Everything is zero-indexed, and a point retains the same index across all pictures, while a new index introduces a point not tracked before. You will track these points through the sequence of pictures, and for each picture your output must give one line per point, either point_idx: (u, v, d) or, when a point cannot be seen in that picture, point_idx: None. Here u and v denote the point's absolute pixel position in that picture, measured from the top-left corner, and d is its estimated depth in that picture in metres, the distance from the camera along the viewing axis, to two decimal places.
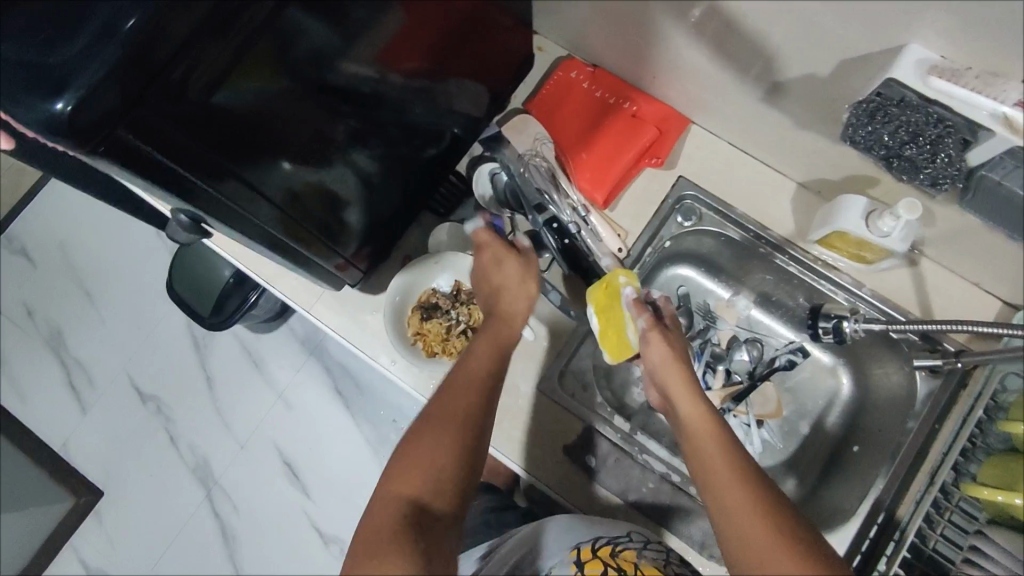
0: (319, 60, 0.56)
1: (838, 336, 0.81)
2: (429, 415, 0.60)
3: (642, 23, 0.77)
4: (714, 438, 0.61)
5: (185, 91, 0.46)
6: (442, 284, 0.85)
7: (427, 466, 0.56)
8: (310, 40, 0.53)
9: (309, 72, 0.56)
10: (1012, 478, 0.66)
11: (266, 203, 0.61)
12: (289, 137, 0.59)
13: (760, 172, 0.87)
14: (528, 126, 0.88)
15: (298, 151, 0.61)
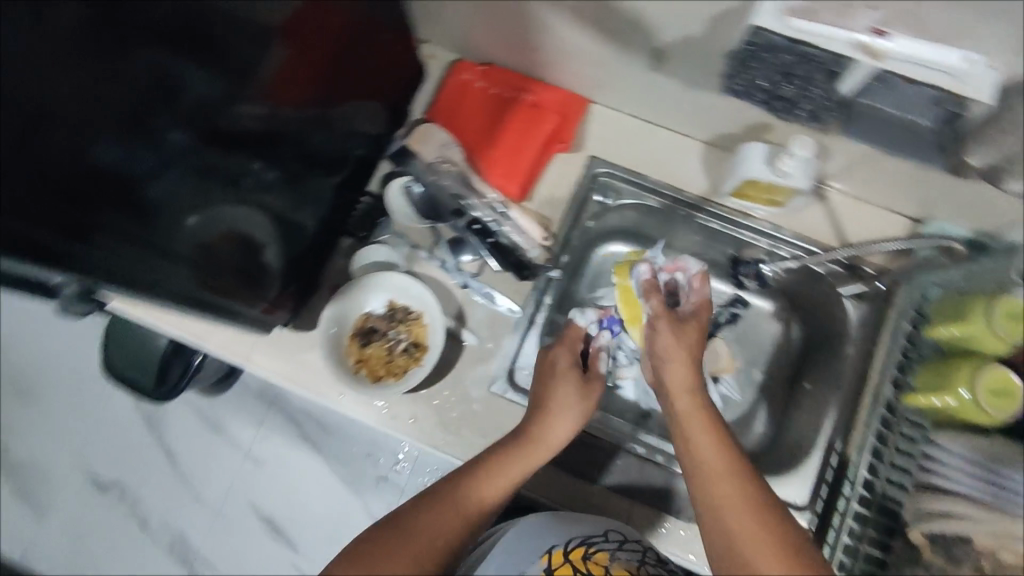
0: (202, 108, 0.61)
1: (762, 280, 0.91)
2: (457, 486, 0.57)
3: (520, 13, 0.78)
4: (704, 417, 0.60)
5: (71, 162, 0.51)
6: (375, 306, 0.83)
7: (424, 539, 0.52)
8: (189, 90, 0.59)
9: (197, 123, 0.61)
10: (941, 378, 0.71)
11: (176, 257, 0.61)
12: (190, 195, 0.62)
13: (665, 137, 0.89)
14: (430, 134, 0.87)
15: (201, 206, 0.64)
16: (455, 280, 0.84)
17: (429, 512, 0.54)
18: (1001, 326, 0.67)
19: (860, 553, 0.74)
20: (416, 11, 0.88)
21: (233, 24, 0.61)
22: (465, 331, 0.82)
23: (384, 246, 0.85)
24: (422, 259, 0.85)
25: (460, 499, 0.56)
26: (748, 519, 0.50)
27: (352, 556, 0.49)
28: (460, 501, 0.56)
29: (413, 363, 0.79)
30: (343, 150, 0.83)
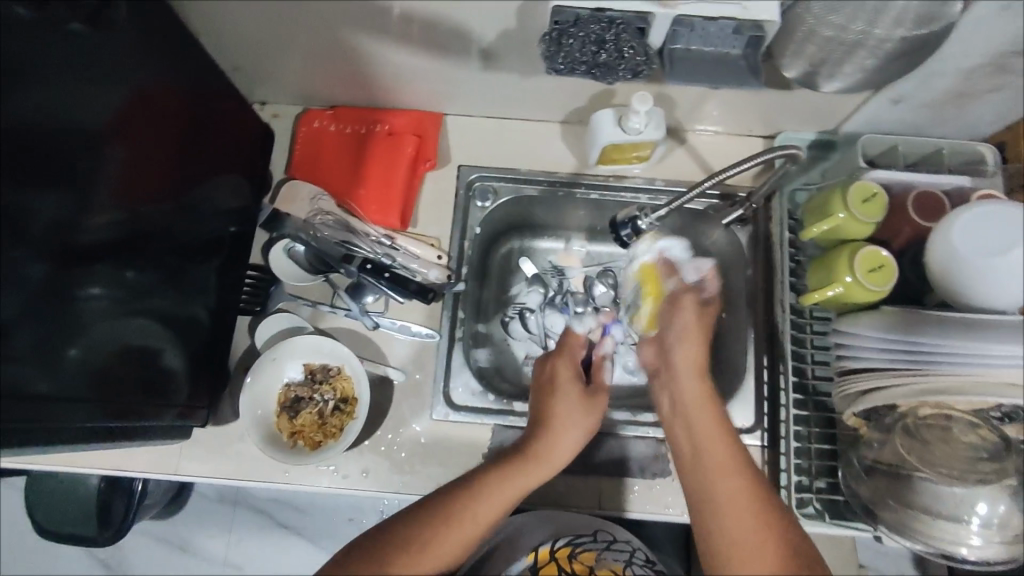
0: (58, 228, 0.57)
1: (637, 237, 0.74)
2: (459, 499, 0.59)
3: (345, 50, 0.78)
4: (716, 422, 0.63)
5: None
6: (293, 373, 0.81)
7: (429, 558, 0.55)
8: (41, 214, 0.55)
9: (55, 243, 0.57)
10: (829, 270, 0.75)
11: (69, 392, 0.60)
12: (62, 324, 0.59)
13: (524, 128, 0.91)
14: (299, 190, 0.85)
15: (79, 334, 0.61)
16: (365, 324, 0.83)
17: (428, 523, 0.57)
18: (859, 211, 0.73)
19: (811, 452, 0.78)
20: (247, 75, 0.87)
21: (70, 141, 0.57)
22: (389, 368, 0.81)
23: (284, 311, 0.83)
24: (327, 314, 0.84)
25: (461, 511, 0.58)
26: (750, 522, 0.55)
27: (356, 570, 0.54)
28: (461, 513, 0.58)
29: (347, 419, 0.78)
30: (215, 232, 0.81)
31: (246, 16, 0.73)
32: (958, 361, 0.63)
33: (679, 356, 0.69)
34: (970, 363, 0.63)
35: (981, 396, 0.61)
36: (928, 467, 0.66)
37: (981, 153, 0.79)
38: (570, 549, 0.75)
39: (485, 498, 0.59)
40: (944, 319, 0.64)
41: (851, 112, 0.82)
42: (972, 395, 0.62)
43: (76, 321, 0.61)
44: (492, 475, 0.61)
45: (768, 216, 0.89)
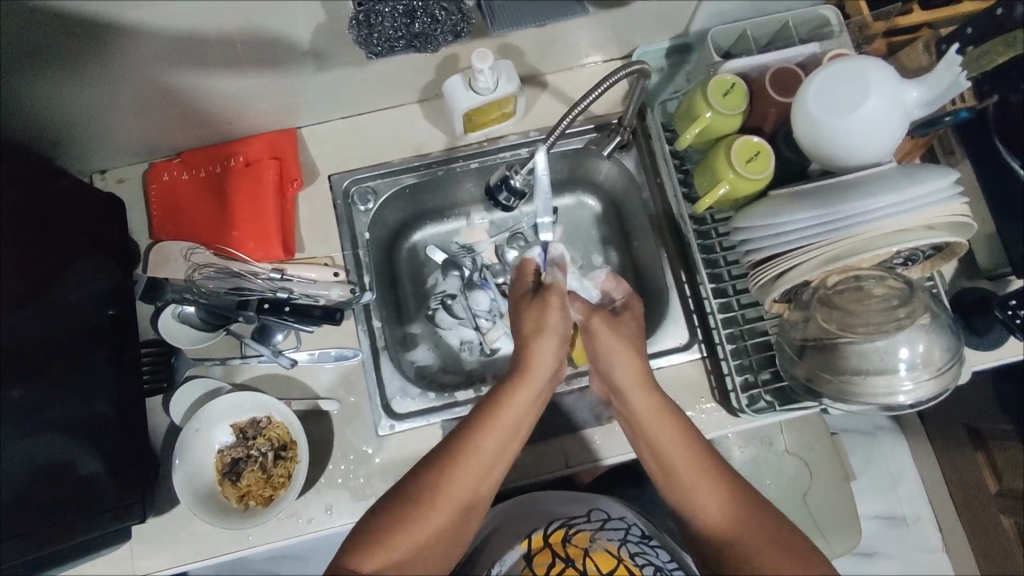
0: None
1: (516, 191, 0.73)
2: (471, 436, 0.62)
3: (164, 92, 0.72)
4: (676, 429, 0.64)
5: None
6: (224, 437, 0.76)
7: (450, 502, 0.59)
8: None
9: None
10: (712, 169, 0.74)
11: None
12: None
13: (383, 118, 0.87)
14: (168, 251, 0.79)
15: None
16: (283, 364, 0.79)
17: (441, 473, 0.60)
18: (722, 105, 0.72)
19: (748, 348, 0.79)
20: (73, 147, 0.79)
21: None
22: (321, 400, 0.78)
23: (197, 378, 0.79)
24: (240, 366, 0.80)
25: (470, 456, 0.61)
26: (713, 500, 0.61)
27: (380, 532, 0.57)
28: (471, 456, 0.61)
29: (292, 464, 0.75)
30: (95, 321, 0.75)
31: (44, 87, 0.66)
32: (849, 225, 0.63)
33: (621, 370, 0.67)
34: (862, 221, 0.62)
35: (880, 250, 0.61)
36: (850, 330, 0.67)
37: (823, 15, 0.80)
38: (565, 531, 0.71)
39: (492, 435, 0.62)
40: (819, 188, 0.65)
41: (694, 11, 0.81)
42: (872, 252, 0.62)
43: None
44: (492, 411, 0.63)
45: (647, 135, 0.89)
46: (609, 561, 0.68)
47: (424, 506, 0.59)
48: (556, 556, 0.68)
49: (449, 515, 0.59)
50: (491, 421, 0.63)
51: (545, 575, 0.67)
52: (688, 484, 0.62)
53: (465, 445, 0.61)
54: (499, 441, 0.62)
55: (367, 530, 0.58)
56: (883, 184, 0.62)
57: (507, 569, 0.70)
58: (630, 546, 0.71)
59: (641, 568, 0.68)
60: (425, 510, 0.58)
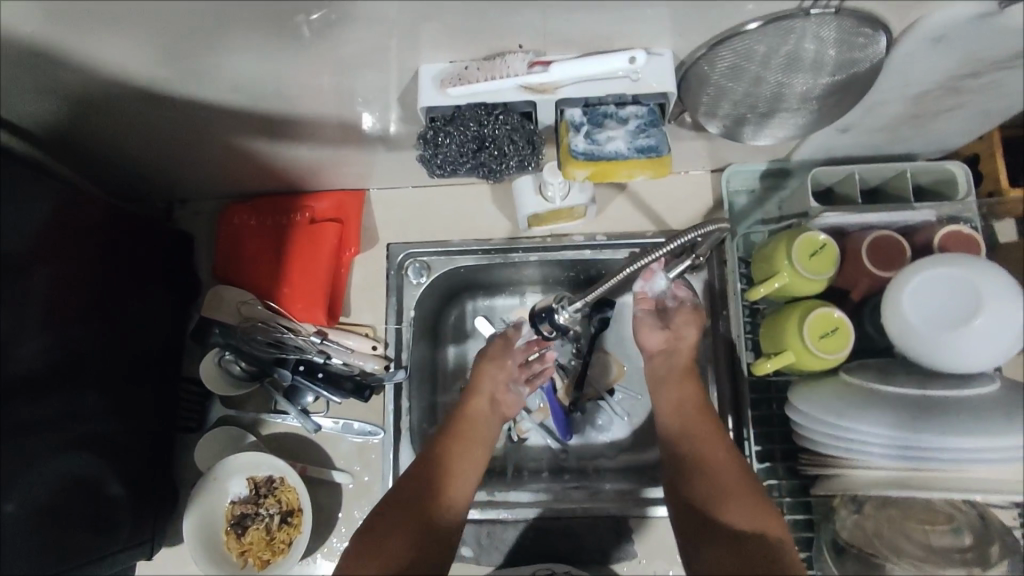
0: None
1: (560, 328, 0.72)
2: (442, 450, 0.71)
3: (246, 150, 0.74)
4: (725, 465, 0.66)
5: None
6: (238, 489, 0.78)
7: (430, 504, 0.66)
8: None
9: None
10: (780, 332, 0.67)
11: (11, 551, 0.60)
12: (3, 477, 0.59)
13: (453, 194, 0.86)
14: (224, 297, 0.82)
15: (18, 489, 0.61)
16: (307, 427, 0.79)
17: (422, 480, 0.67)
18: (805, 267, 0.65)
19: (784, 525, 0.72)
20: (158, 179, 0.83)
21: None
22: (334, 472, 0.78)
23: (227, 425, 0.81)
24: (268, 420, 0.81)
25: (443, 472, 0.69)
26: (739, 516, 0.62)
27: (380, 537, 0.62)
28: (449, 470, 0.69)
29: (294, 533, 0.75)
30: (147, 347, 0.80)
31: (130, 136, 0.70)
32: (906, 453, 0.55)
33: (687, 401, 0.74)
34: (938, 456, 0.54)
35: (940, 494, 0.54)
36: (898, 557, 0.61)
37: (952, 171, 0.70)
38: None
39: (461, 455, 0.71)
40: (901, 398, 0.57)
41: (799, 144, 0.74)
42: (935, 494, 0.54)
43: (14, 476, 0.60)
44: (459, 437, 0.73)
45: (723, 260, 0.82)
46: None
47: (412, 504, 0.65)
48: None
49: (432, 515, 0.65)
50: (456, 454, 0.71)
51: None
52: (724, 544, 0.61)
53: (442, 464, 0.70)
54: (470, 450, 0.72)
55: (359, 540, 0.63)
56: (977, 418, 0.53)
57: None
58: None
59: None
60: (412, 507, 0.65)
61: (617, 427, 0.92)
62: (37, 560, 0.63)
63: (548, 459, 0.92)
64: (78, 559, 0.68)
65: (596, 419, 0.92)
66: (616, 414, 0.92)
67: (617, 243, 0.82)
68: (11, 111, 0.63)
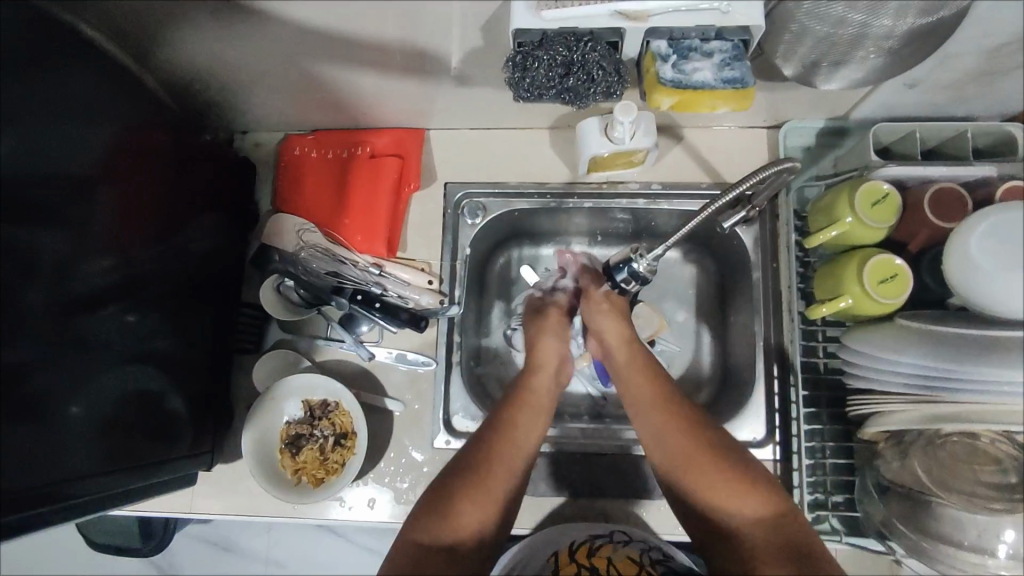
0: (61, 263, 0.60)
1: (639, 279, 0.71)
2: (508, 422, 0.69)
3: (316, 78, 0.76)
4: (686, 434, 0.66)
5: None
6: (293, 411, 0.80)
7: (499, 472, 0.65)
8: (47, 252, 0.58)
9: (59, 281, 0.60)
10: (838, 277, 0.69)
11: (82, 446, 0.62)
12: (68, 379, 0.61)
13: (512, 137, 0.87)
14: (284, 225, 0.83)
15: (83, 391, 0.63)
16: (361, 355, 0.82)
17: (489, 447, 0.67)
18: (868, 215, 0.67)
19: (826, 468, 0.76)
20: (224, 107, 0.85)
21: (62, 186, 0.59)
22: (388, 400, 0.81)
23: (282, 349, 0.83)
24: (323, 347, 0.83)
25: (512, 438, 0.68)
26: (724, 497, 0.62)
27: (448, 505, 0.62)
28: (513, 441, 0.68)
29: (348, 454, 0.78)
30: (206, 270, 0.81)
31: (208, 53, 0.71)
32: (957, 387, 0.58)
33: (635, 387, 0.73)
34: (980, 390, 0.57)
35: (986, 427, 0.57)
36: (948, 493, 0.62)
37: (1011, 133, 0.72)
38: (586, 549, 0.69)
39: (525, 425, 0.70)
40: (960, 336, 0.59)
41: (861, 99, 0.75)
42: (978, 426, 0.57)
43: (79, 378, 0.62)
44: (524, 407, 0.71)
45: (775, 215, 0.83)
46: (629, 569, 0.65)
47: (482, 475, 0.64)
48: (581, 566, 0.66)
49: (499, 485, 0.65)
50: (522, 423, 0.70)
51: None
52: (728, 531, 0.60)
53: (507, 433, 0.68)
54: (534, 421, 0.71)
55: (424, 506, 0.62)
56: None
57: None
58: (653, 555, 0.68)
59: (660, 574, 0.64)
60: (482, 477, 0.64)
61: None
62: (105, 460, 0.65)
63: (588, 405, 0.94)
64: (142, 466, 0.70)
65: None
66: None
67: (671, 193, 0.84)
68: (100, 17, 0.65)
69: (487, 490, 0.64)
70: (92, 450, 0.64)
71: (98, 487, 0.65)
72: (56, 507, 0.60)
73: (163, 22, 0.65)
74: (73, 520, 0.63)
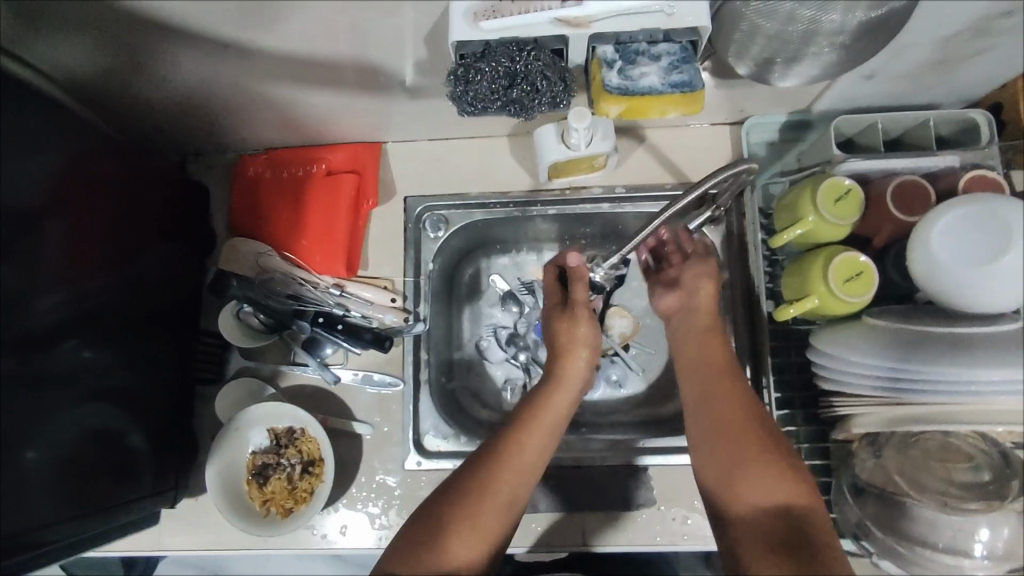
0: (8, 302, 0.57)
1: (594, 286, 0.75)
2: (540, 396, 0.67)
3: (262, 97, 0.73)
4: (735, 402, 0.62)
5: None
6: (259, 440, 0.78)
7: (515, 472, 0.61)
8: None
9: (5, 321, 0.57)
10: (802, 277, 0.68)
11: (36, 493, 0.60)
12: (20, 426, 0.58)
13: (471, 146, 0.85)
14: (240, 249, 0.81)
15: (36, 437, 0.60)
16: (327, 378, 0.80)
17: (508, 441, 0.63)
18: (830, 212, 0.66)
19: None
20: (171, 130, 0.82)
21: (10, 223, 0.57)
22: (356, 423, 0.79)
23: (245, 378, 0.81)
24: (287, 372, 0.81)
25: (538, 427, 0.64)
26: (756, 476, 0.57)
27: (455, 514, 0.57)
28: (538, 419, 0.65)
29: (316, 482, 0.76)
30: (162, 301, 0.79)
31: (148, 78, 0.69)
32: (938, 385, 0.56)
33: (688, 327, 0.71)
34: (945, 391, 0.56)
35: (964, 425, 0.55)
36: (920, 493, 0.61)
37: (973, 120, 0.71)
38: None
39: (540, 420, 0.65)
40: (931, 335, 0.57)
41: (820, 93, 0.74)
42: (956, 426, 0.55)
43: (34, 421, 0.60)
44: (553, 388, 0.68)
45: (742, 213, 0.82)
46: None
47: (499, 466, 0.61)
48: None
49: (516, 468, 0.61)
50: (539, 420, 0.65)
51: None
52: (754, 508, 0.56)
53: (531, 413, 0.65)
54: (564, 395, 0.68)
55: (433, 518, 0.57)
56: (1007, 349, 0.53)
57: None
58: None
59: None
60: (497, 472, 0.60)
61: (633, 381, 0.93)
62: (62, 505, 0.63)
63: None
64: (101, 510, 0.68)
65: (610, 375, 0.93)
66: (631, 368, 0.93)
67: (635, 196, 0.83)
68: (39, 48, 0.63)
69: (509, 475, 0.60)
70: (49, 495, 0.61)
71: (54, 532, 0.62)
72: (12, 561, 0.58)
73: (93, 48, 0.63)
74: (31, 570, 0.61)
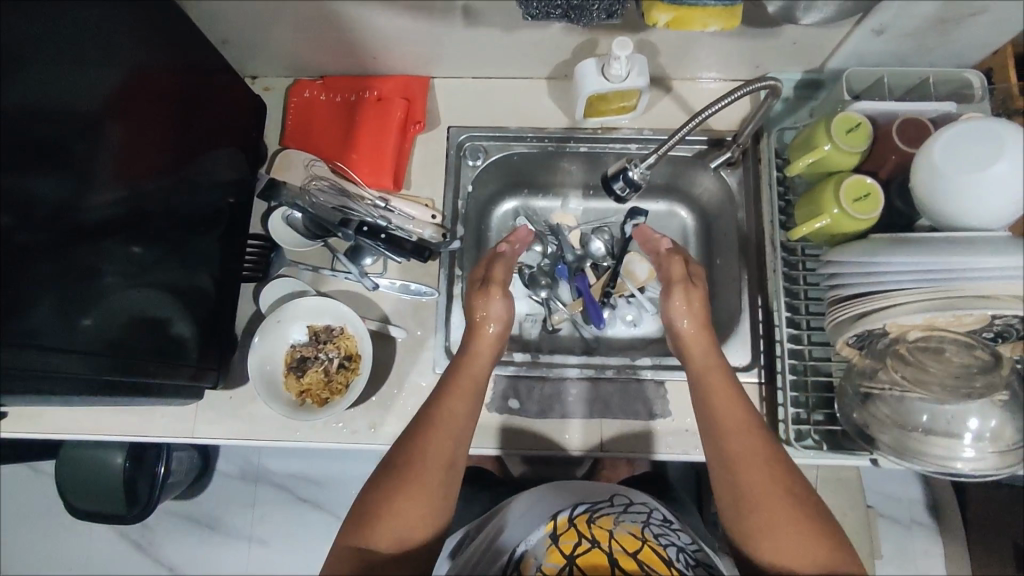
0: (66, 207, 0.60)
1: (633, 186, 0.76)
2: (461, 371, 0.74)
3: (329, 16, 0.79)
4: (751, 436, 0.66)
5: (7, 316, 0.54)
6: (297, 335, 0.83)
7: (436, 452, 0.66)
8: (49, 197, 0.58)
9: (61, 223, 0.59)
10: (817, 199, 0.75)
11: (85, 363, 0.62)
12: (81, 296, 0.62)
13: (512, 86, 0.92)
14: (293, 158, 0.89)
15: (95, 306, 0.64)
16: (365, 286, 0.86)
17: (426, 423, 0.68)
18: (843, 141, 0.73)
19: (807, 385, 0.79)
20: (235, 47, 0.88)
21: (71, 126, 0.60)
22: (392, 326, 0.83)
23: (288, 277, 0.86)
24: (328, 277, 0.87)
25: (452, 410, 0.69)
26: (777, 512, 0.62)
27: (379, 507, 0.63)
28: (450, 400, 0.70)
29: (352, 376, 0.80)
30: (216, 204, 0.82)
31: None
32: (955, 277, 0.63)
33: (700, 352, 0.75)
34: (955, 280, 0.63)
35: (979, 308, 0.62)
36: (922, 387, 0.67)
37: (969, 79, 0.79)
38: (587, 517, 0.66)
39: (456, 398, 0.70)
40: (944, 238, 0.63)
41: (835, 47, 0.82)
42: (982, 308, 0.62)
43: (96, 295, 0.64)
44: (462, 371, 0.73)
45: (758, 159, 0.89)
46: (634, 542, 0.62)
47: (424, 454, 0.65)
48: (582, 536, 0.63)
49: (439, 448, 0.66)
50: (458, 394, 0.71)
51: (570, 551, 0.61)
52: (784, 548, 0.60)
53: (449, 386, 0.72)
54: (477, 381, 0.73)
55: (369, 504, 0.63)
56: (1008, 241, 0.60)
57: (530, 548, 0.64)
58: (653, 528, 0.67)
59: (666, 547, 0.63)
60: (425, 456, 0.65)
61: (649, 322, 0.99)
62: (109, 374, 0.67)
63: (580, 345, 0.99)
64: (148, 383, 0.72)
65: (626, 316, 0.99)
66: (647, 309, 0.99)
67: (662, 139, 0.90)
68: None
69: (432, 455, 0.65)
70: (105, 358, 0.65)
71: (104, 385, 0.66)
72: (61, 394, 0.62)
73: None
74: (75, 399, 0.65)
